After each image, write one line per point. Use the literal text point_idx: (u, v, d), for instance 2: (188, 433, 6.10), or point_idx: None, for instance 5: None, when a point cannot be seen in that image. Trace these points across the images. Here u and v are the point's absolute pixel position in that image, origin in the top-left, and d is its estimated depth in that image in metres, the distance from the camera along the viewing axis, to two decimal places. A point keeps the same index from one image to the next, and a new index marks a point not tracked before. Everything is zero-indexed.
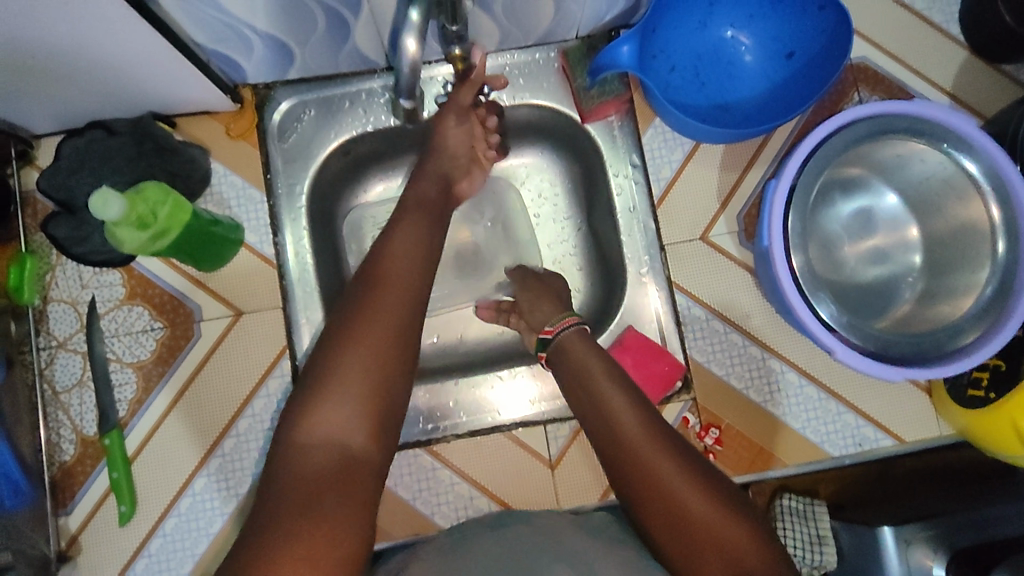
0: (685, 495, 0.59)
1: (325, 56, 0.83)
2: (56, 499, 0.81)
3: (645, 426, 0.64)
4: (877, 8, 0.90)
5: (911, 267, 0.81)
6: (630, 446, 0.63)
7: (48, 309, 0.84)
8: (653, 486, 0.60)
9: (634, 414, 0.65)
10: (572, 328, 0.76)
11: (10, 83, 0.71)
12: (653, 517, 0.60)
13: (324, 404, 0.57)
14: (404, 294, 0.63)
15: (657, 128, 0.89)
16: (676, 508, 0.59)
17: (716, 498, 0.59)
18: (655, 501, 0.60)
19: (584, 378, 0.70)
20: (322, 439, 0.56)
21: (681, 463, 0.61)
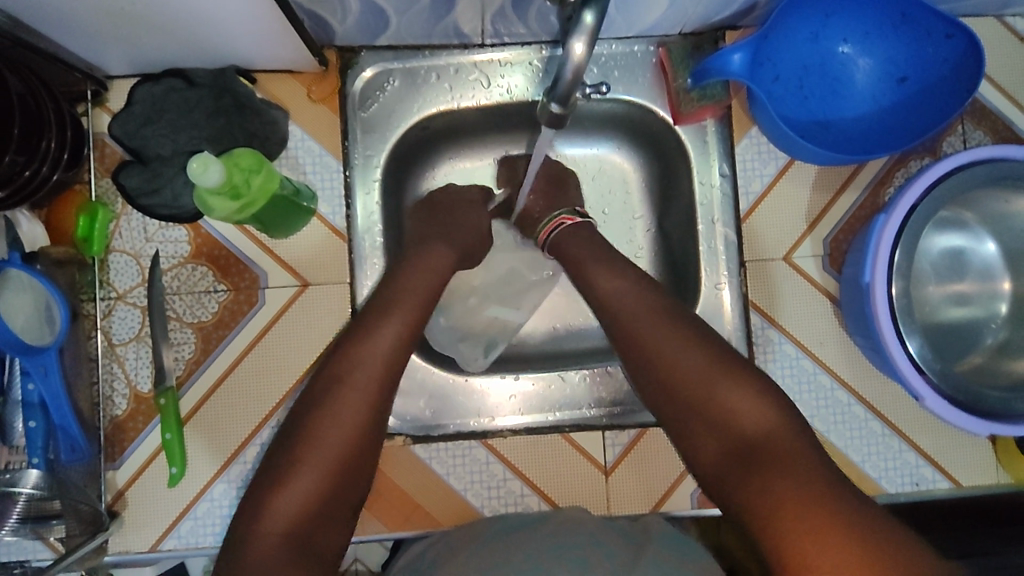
0: (686, 376, 0.64)
1: (420, 27, 0.79)
2: (105, 453, 0.80)
3: (647, 308, 0.69)
4: (996, 39, 0.85)
5: (996, 315, 0.80)
6: (636, 329, 0.68)
7: (110, 260, 0.81)
8: (659, 369, 0.65)
9: (640, 301, 0.69)
10: (562, 226, 0.79)
11: (100, 26, 0.67)
12: (660, 397, 0.66)
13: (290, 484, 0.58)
14: (371, 387, 0.62)
15: (752, 138, 0.87)
16: (678, 388, 0.64)
17: (707, 368, 0.64)
18: (663, 384, 0.65)
19: (582, 261, 0.75)
20: (273, 527, 0.56)
21: (682, 346, 0.65)
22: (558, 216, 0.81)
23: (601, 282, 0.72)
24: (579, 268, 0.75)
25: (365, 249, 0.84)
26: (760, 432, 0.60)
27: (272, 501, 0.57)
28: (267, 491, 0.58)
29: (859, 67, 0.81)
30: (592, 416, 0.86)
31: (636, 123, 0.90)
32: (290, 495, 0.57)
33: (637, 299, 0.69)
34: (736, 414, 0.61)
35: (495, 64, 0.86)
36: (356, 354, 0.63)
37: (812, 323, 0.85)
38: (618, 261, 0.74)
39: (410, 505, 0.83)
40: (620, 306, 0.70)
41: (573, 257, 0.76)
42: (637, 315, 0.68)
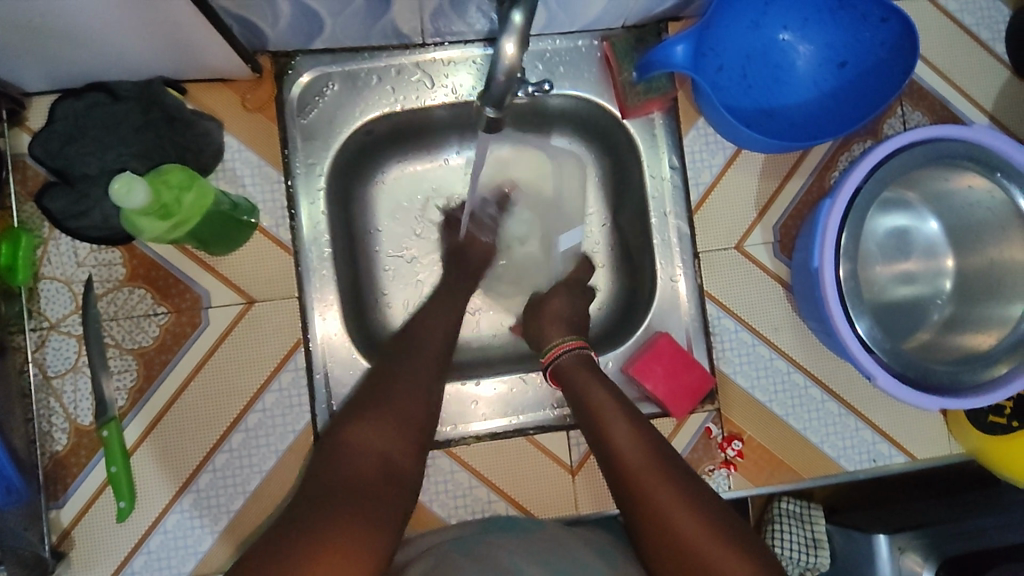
0: (678, 525, 0.59)
1: (356, 29, 0.76)
2: (47, 492, 0.76)
3: (644, 456, 0.64)
4: (927, 21, 0.87)
5: (940, 292, 0.82)
6: (634, 478, 0.63)
7: (39, 288, 0.77)
8: (658, 526, 0.60)
9: (635, 448, 0.65)
10: (570, 353, 0.75)
11: (6, 40, 0.63)
12: (659, 555, 0.60)
13: (356, 424, 0.61)
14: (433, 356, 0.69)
15: (699, 129, 0.87)
16: (682, 547, 0.58)
17: (704, 525, 0.59)
18: (661, 540, 0.60)
19: (585, 394, 0.71)
20: (363, 457, 0.59)
21: (677, 493, 0.61)
22: (558, 343, 0.77)
23: (597, 427, 0.68)
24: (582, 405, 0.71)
25: (313, 260, 0.82)
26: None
27: (358, 427, 0.61)
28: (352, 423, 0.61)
29: (800, 54, 0.82)
30: (556, 417, 0.85)
31: (585, 118, 0.89)
32: (357, 430, 0.60)
33: (633, 445, 0.65)
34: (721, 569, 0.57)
35: (438, 63, 0.84)
36: (416, 337, 0.71)
37: (767, 310, 0.86)
38: (610, 395, 0.70)
39: None
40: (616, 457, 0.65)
41: (576, 392, 0.72)
42: (635, 464, 0.64)
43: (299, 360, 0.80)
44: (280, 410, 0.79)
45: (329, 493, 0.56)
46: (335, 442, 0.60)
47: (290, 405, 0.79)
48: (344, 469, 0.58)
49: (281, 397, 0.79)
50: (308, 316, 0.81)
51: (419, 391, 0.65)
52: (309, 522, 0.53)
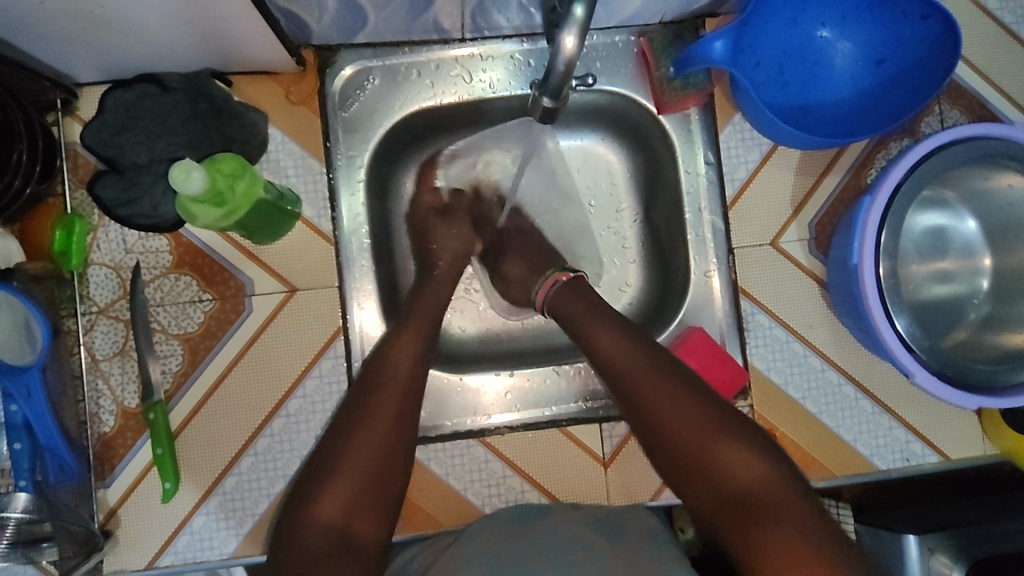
0: (685, 433, 0.64)
1: (398, 23, 0.78)
2: (95, 471, 0.78)
3: (641, 363, 0.67)
4: (967, 19, 0.87)
5: (977, 290, 0.81)
6: (633, 384, 0.67)
7: (89, 273, 0.79)
8: (659, 425, 0.65)
9: (633, 358, 0.68)
10: (557, 286, 0.77)
11: (67, 31, 0.65)
12: (664, 457, 0.65)
13: (318, 506, 0.61)
14: (396, 403, 0.66)
15: (736, 125, 0.87)
16: (684, 443, 0.64)
17: (707, 426, 0.64)
18: (664, 438, 0.65)
19: (575, 317, 0.73)
20: (314, 534, 0.60)
21: (680, 399, 0.65)
22: (552, 275, 0.79)
23: (589, 346, 0.70)
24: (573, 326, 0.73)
25: (353, 251, 0.84)
26: (759, 487, 0.61)
27: (316, 500, 0.61)
28: (307, 500, 0.62)
29: (839, 51, 0.82)
30: (587, 409, 0.86)
31: (620, 113, 0.89)
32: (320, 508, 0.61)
33: (629, 356, 0.68)
34: (728, 466, 0.62)
35: (476, 58, 0.85)
36: (377, 368, 0.68)
37: (800, 306, 0.86)
38: (601, 311, 0.72)
39: (410, 507, 0.82)
40: (611, 368, 0.68)
41: (566, 314, 0.75)
42: (627, 371, 0.67)
43: (338, 348, 0.82)
44: (320, 397, 0.81)
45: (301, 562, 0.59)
46: (297, 522, 0.61)
47: (329, 392, 0.81)
48: (305, 551, 0.59)
49: (320, 384, 0.81)
50: (348, 303, 0.83)
51: (382, 453, 0.64)
52: None
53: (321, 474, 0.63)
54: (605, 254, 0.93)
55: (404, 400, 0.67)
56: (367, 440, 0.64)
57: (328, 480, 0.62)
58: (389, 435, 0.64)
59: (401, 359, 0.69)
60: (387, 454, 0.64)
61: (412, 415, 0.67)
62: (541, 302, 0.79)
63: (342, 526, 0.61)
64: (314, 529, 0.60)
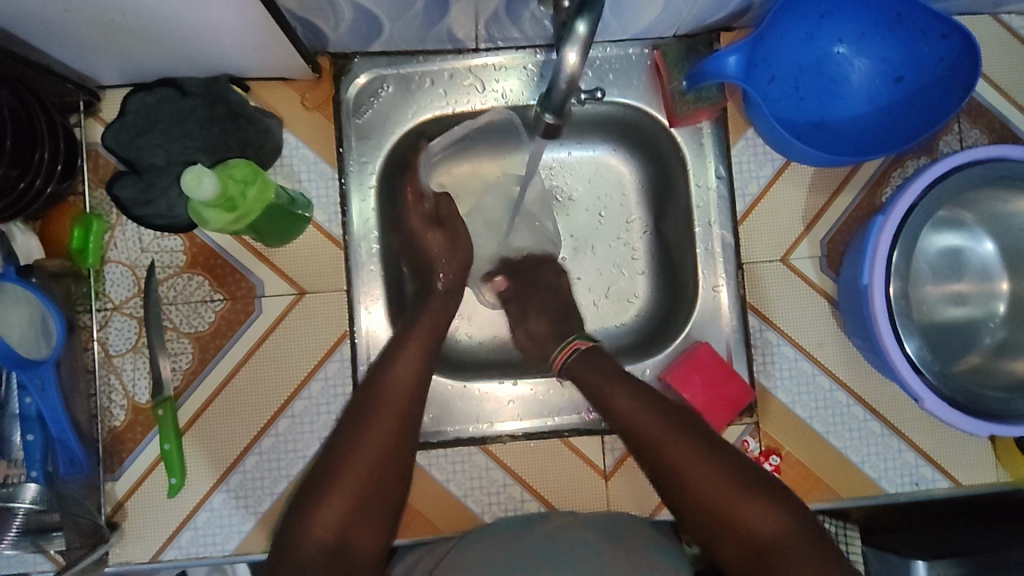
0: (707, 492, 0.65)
1: (413, 33, 0.79)
2: (104, 464, 0.80)
3: (653, 421, 0.70)
4: (990, 36, 0.85)
5: (993, 314, 0.79)
6: (651, 445, 0.69)
7: (106, 270, 0.81)
8: (677, 484, 0.67)
9: (645, 416, 0.70)
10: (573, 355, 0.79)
11: (92, 36, 0.67)
12: (689, 516, 0.66)
13: (313, 517, 0.62)
14: (394, 420, 0.67)
15: (748, 140, 0.86)
16: (701, 497, 0.65)
17: (728, 483, 0.65)
18: (681, 496, 0.66)
19: (594, 381, 0.75)
20: (308, 543, 0.61)
21: (699, 459, 0.67)
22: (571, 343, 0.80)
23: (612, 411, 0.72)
24: (592, 386, 0.75)
25: (362, 256, 0.84)
26: (781, 543, 0.62)
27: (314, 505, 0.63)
28: (307, 507, 0.63)
29: (856, 67, 0.81)
30: (591, 421, 0.85)
31: (632, 126, 0.89)
32: (318, 518, 0.62)
33: (643, 414, 0.71)
34: (753, 524, 0.63)
35: (489, 68, 0.85)
36: (380, 377, 0.69)
37: (809, 324, 0.85)
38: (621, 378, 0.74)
39: (410, 512, 0.83)
40: (629, 428, 0.71)
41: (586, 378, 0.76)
42: (650, 434, 0.69)
43: (344, 351, 0.83)
44: (325, 399, 0.82)
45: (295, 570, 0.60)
46: (295, 529, 0.62)
47: (334, 394, 0.82)
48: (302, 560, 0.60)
49: (326, 386, 0.82)
50: (355, 308, 0.83)
51: (377, 469, 0.64)
52: None
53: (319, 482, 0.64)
54: (613, 266, 0.93)
55: (403, 418, 0.67)
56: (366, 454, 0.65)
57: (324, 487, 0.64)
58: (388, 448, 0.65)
59: (400, 374, 0.69)
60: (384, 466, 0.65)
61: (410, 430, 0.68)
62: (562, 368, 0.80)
63: (340, 540, 0.62)
64: (312, 542, 0.61)
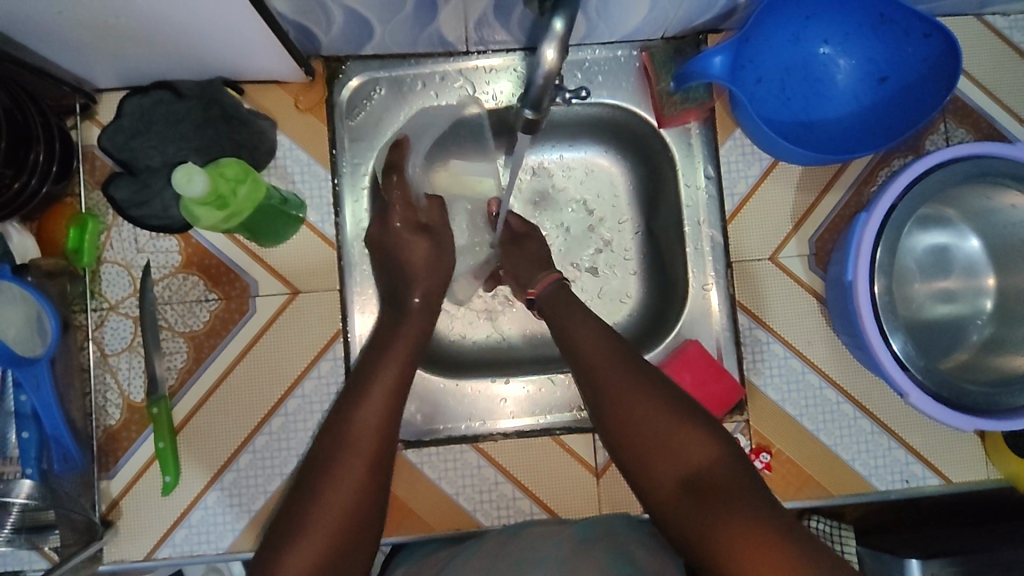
0: (641, 413, 0.64)
1: (404, 36, 0.80)
2: (99, 463, 0.80)
3: (601, 350, 0.70)
4: (975, 37, 0.86)
5: (980, 311, 0.80)
6: (593, 369, 0.69)
7: (102, 270, 0.82)
8: (613, 408, 0.66)
9: (595, 343, 0.71)
10: (552, 285, 0.79)
11: (88, 40, 0.68)
12: (620, 441, 0.65)
13: (285, 560, 0.55)
14: (369, 456, 0.61)
15: (736, 140, 0.87)
16: (633, 417, 0.64)
17: (665, 409, 0.64)
18: (614, 419, 0.65)
19: (551, 308, 0.77)
20: None
21: (638, 385, 0.66)
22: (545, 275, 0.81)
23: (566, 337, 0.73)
24: (553, 315, 0.77)
25: (355, 256, 0.85)
26: (709, 468, 0.61)
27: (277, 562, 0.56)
28: (276, 552, 0.56)
29: (840, 68, 0.82)
30: (582, 418, 0.86)
31: (622, 127, 0.90)
32: (290, 560, 0.55)
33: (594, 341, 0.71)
34: (683, 449, 0.62)
35: (479, 71, 0.87)
36: (349, 411, 0.64)
37: (799, 322, 0.86)
38: (578, 310, 0.75)
39: (403, 510, 0.83)
40: (578, 352, 0.71)
41: (546, 304, 0.79)
42: (593, 356, 0.69)
43: (337, 350, 0.83)
44: (318, 398, 0.83)
45: None
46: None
47: (327, 393, 0.83)
48: None
49: (319, 384, 0.83)
50: (348, 308, 0.84)
51: (354, 508, 0.59)
52: None
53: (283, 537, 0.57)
54: (604, 267, 0.94)
55: (377, 453, 0.61)
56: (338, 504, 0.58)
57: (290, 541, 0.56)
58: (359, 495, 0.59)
59: (372, 412, 0.64)
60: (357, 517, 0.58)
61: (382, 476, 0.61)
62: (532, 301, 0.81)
63: None
64: None
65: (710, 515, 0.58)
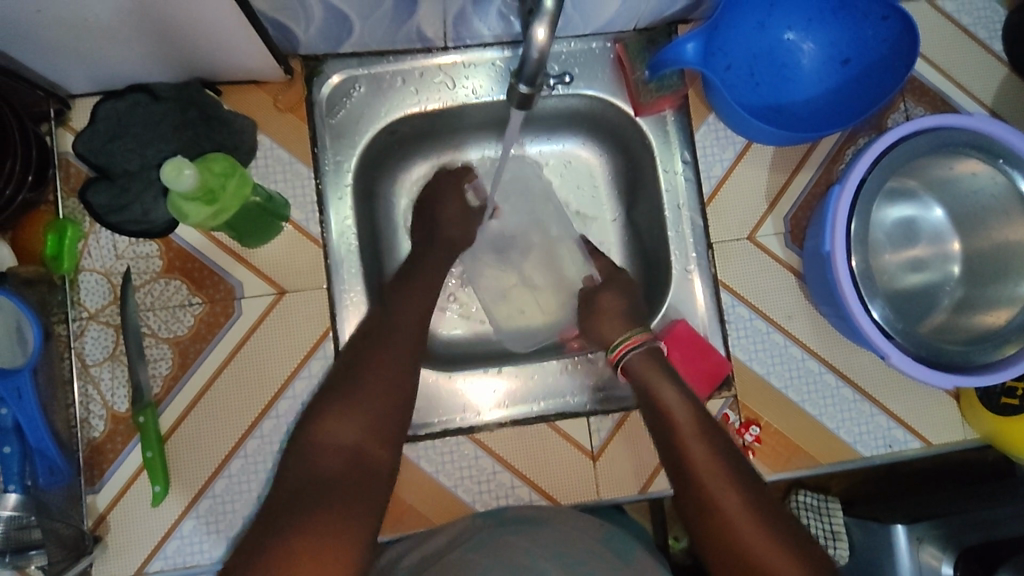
0: (746, 537, 0.61)
1: (383, 31, 0.80)
2: (84, 477, 0.78)
3: (720, 471, 0.66)
4: (926, 22, 0.91)
5: (949, 277, 0.84)
6: (701, 486, 0.65)
7: (80, 279, 0.80)
8: (718, 521, 0.63)
9: (691, 425, 0.71)
10: (637, 349, 0.78)
11: (61, 40, 0.66)
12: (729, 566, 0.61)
13: (335, 418, 0.64)
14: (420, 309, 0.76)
15: (709, 125, 0.90)
16: (737, 547, 0.61)
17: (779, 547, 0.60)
18: (717, 536, 0.63)
19: (649, 385, 0.75)
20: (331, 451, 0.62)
21: (751, 515, 0.62)
22: (636, 335, 0.79)
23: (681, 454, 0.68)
24: (660, 414, 0.73)
25: (341, 253, 0.85)
26: None
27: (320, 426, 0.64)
28: (320, 416, 0.64)
29: (805, 52, 0.85)
30: (575, 404, 0.87)
31: (599, 117, 0.93)
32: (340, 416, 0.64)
33: (713, 470, 0.66)
34: None
35: (458, 66, 0.88)
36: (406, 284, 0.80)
37: (780, 298, 0.89)
38: (690, 407, 0.72)
39: (401, 507, 0.82)
40: (686, 465, 0.67)
41: (640, 378, 0.76)
42: (705, 472, 0.66)
43: (328, 348, 0.83)
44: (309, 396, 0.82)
45: (303, 485, 0.59)
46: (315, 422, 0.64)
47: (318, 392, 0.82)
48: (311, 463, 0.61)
49: (309, 384, 0.82)
50: (338, 307, 0.84)
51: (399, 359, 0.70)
52: (295, 489, 0.59)
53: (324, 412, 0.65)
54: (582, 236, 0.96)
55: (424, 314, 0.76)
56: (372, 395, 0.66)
57: (331, 415, 0.64)
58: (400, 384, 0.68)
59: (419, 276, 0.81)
60: (379, 407, 0.65)
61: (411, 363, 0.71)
62: (617, 364, 0.79)
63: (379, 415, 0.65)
64: (329, 439, 0.62)
65: None
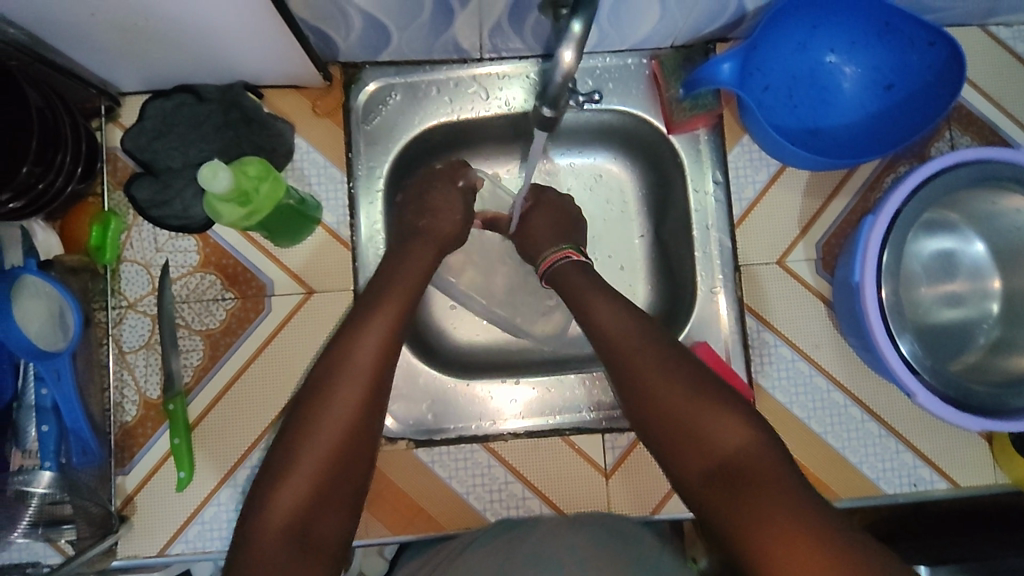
0: (659, 389, 0.66)
1: (419, 41, 0.82)
2: (115, 458, 0.82)
3: (631, 336, 0.70)
4: (978, 48, 0.88)
5: (987, 314, 0.81)
6: (618, 350, 0.70)
7: (122, 269, 0.84)
8: (634, 385, 0.67)
9: (604, 306, 0.74)
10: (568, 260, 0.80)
11: (116, 43, 0.70)
12: (650, 416, 0.66)
13: (281, 493, 0.58)
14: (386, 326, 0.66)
15: (744, 146, 0.89)
16: (653, 399, 0.66)
17: (691, 391, 0.65)
18: (639, 395, 0.67)
19: (576, 285, 0.78)
20: (274, 532, 0.57)
21: (660, 365, 0.67)
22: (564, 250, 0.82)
23: (594, 327, 0.73)
24: (577, 299, 0.76)
25: (369, 257, 0.87)
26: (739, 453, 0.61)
27: (267, 503, 0.58)
28: (264, 492, 0.58)
29: (847, 76, 0.84)
30: (592, 420, 0.87)
31: (631, 133, 0.92)
32: (288, 492, 0.58)
33: (625, 333, 0.70)
34: (701, 422, 0.63)
35: (493, 77, 0.89)
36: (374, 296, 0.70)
37: (808, 326, 0.87)
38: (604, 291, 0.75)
39: (414, 510, 0.84)
40: (605, 335, 0.72)
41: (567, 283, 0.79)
42: (618, 339, 0.70)
43: None
44: None
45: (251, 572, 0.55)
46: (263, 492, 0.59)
47: None
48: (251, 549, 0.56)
49: None
50: None
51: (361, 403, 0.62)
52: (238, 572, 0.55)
53: (276, 477, 0.59)
54: (607, 250, 0.96)
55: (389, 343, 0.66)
56: (319, 458, 0.59)
57: (281, 478, 0.59)
58: (348, 437, 0.61)
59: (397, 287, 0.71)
60: (334, 470, 0.60)
61: (377, 401, 0.63)
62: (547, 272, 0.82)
63: (331, 482, 0.60)
64: (277, 520, 0.57)
65: (737, 501, 0.59)
